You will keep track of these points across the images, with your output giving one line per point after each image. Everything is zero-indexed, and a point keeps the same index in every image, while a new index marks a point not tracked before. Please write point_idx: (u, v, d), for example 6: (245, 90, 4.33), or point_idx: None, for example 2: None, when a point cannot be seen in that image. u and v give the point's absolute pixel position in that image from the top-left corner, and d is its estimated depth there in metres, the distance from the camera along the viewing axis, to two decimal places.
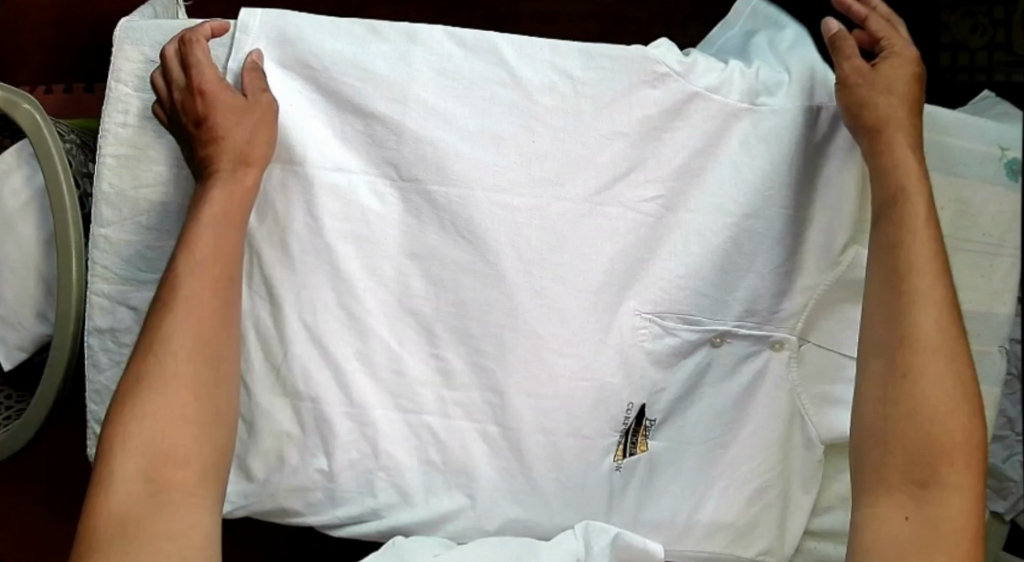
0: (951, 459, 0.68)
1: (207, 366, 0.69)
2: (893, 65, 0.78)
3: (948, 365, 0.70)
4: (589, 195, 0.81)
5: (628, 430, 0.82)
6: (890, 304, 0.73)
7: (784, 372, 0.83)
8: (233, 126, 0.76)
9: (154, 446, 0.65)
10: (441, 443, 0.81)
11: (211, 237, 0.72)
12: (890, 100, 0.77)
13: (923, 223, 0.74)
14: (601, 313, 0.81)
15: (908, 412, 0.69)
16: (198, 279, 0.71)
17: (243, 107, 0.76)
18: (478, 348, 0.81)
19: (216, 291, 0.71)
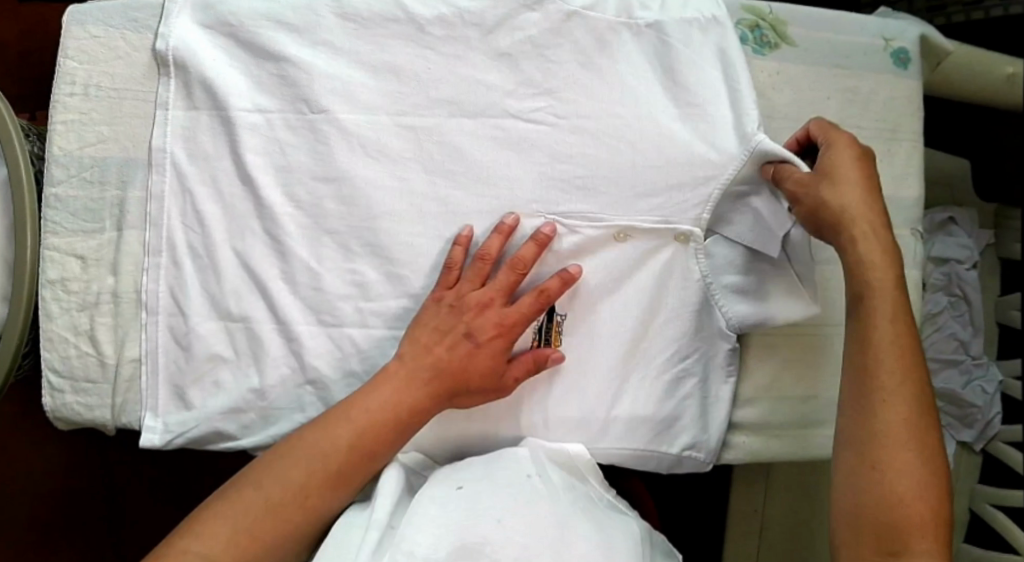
0: (903, 469, 0.72)
1: (308, 518, 0.77)
2: (841, 160, 0.80)
3: (919, 458, 0.73)
4: (482, 110, 0.86)
5: (541, 327, 0.85)
6: (860, 399, 0.76)
7: (688, 262, 0.85)
8: (464, 367, 0.81)
9: (251, 523, 0.75)
10: (361, 353, 0.86)
11: (372, 421, 0.79)
12: (841, 159, 0.80)
13: (888, 336, 0.77)
14: (502, 219, 0.85)
15: (877, 470, 0.73)
16: (347, 431, 0.79)
17: (479, 362, 0.82)
18: (392, 258, 0.85)
19: (359, 451, 0.79)
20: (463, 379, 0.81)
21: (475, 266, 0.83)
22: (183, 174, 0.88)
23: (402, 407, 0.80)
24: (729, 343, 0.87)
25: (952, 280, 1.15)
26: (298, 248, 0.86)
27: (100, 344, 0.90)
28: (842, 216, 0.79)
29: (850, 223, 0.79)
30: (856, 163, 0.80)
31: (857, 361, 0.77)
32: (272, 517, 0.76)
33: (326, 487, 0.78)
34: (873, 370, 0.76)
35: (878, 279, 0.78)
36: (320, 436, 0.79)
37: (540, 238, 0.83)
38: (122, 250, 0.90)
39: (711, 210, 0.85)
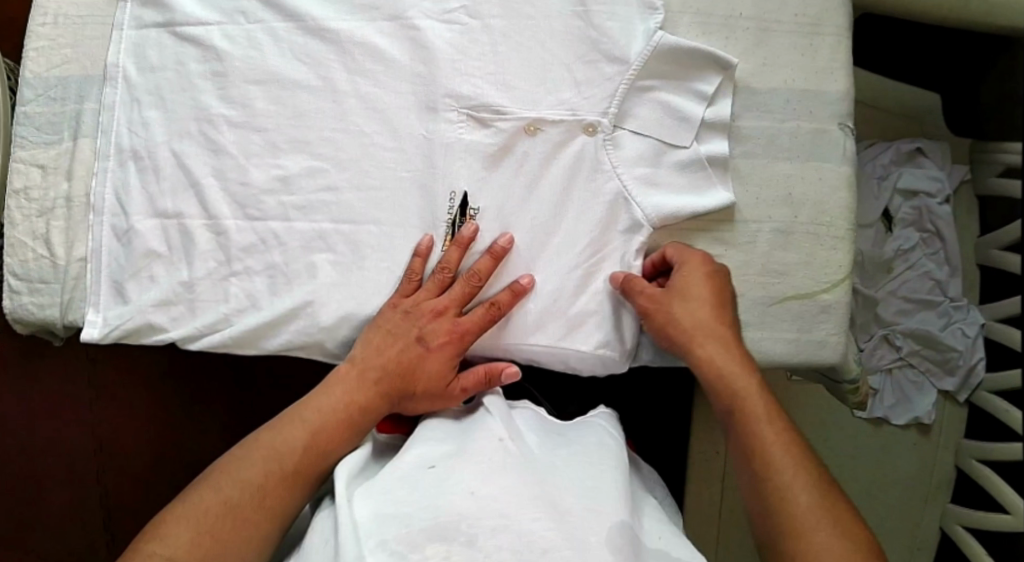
0: (804, 513, 0.70)
1: (257, 513, 0.74)
2: (681, 279, 0.81)
3: (813, 489, 0.71)
4: (399, 11, 0.87)
5: (453, 220, 0.85)
6: (744, 453, 0.75)
7: (598, 153, 0.84)
8: (416, 381, 0.82)
9: (200, 521, 0.73)
10: (284, 247, 0.88)
11: (315, 425, 0.79)
12: (687, 280, 0.81)
13: (750, 384, 0.77)
14: (418, 114, 0.86)
15: (787, 520, 0.70)
16: (296, 436, 0.78)
17: (435, 377, 0.82)
18: (315, 153, 0.87)
19: (309, 454, 0.77)
20: (416, 382, 0.82)
21: (437, 275, 0.83)
22: (132, 84, 0.93)
23: (355, 411, 0.80)
24: (642, 235, 0.84)
25: (924, 214, 1.09)
26: (227, 146, 0.89)
27: (53, 246, 0.96)
28: (684, 329, 0.80)
29: (698, 335, 0.79)
30: (691, 273, 0.81)
31: (745, 460, 0.75)
32: (227, 528, 0.73)
33: (280, 492, 0.76)
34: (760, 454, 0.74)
35: (745, 386, 0.77)
36: (267, 445, 0.78)
37: (492, 250, 0.83)
38: (76, 158, 0.95)
39: (618, 104, 0.84)
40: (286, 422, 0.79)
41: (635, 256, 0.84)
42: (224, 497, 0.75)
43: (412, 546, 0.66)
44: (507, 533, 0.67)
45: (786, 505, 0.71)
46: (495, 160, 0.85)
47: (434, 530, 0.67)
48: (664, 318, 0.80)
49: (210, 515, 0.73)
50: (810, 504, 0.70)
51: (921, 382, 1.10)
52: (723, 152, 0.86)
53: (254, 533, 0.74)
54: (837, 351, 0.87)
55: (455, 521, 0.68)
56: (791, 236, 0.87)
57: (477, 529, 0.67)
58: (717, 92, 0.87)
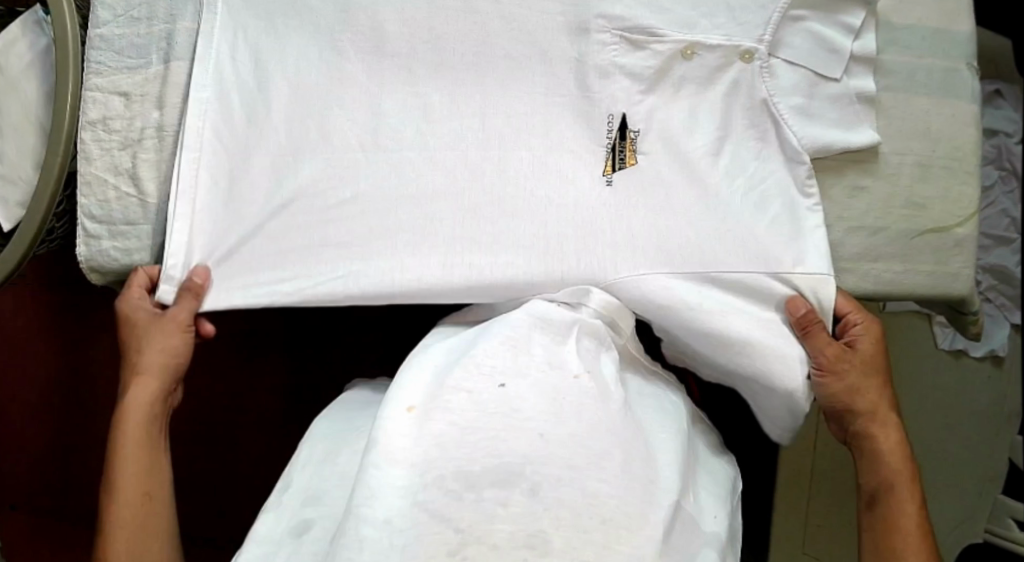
0: None
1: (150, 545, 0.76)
2: (859, 342, 0.82)
3: None
4: None
5: (614, 143, 0.82)
6: (881, 522, 0.79)
7: (756, 82, 0.82)
8: (149, 351, 0.81)
9: None
10: (421, 181, 0.82)
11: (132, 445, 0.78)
12: (861, 345, 0.82)
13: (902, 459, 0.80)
14: (565, 36, 0.81)
15: None
16: (129, 469, 0.77)
17: (164, 329, 0.81)
18: (456, 79, 0.82)
19: (145, 473, 0.78)
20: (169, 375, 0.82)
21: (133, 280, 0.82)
22: (230, 6, 0.83)
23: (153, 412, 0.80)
24: (805, 165, 0.82)
25: (1002, 154, 1.13)
26: (356, 74, 0.83)
27: (142, 182, 0.87)
28: (865, 398, 0.81)
29: (879, 409, 0.81)
30: (870, 334, 0.82)
31: (878, 522, 0.79)
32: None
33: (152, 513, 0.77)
34: (890, 526, 0.78)
35: (901, 466, 0.80)
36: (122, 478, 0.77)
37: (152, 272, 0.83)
38: (170, 83, 0.86)
39: (773, 33, 0.82)
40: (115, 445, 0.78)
41: (805, 185, 0.82)
42: (116, 541, 0.75)
43: (470, 485, 0.65)
44: (574, 489, 0.67)
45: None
46: (651, 87, 0.82)
47: (496, 472, 0.66)
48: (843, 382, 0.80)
49: None
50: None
51: (995, 315, 1.14)
52: (869, 89, 0.85)
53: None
54: (966, 283, 0.88)
55: (521, 464, 0.67)
56: (930, 169, 0.87)
57: (541, 476, 0.67)
58: (862, 26, 0.84)
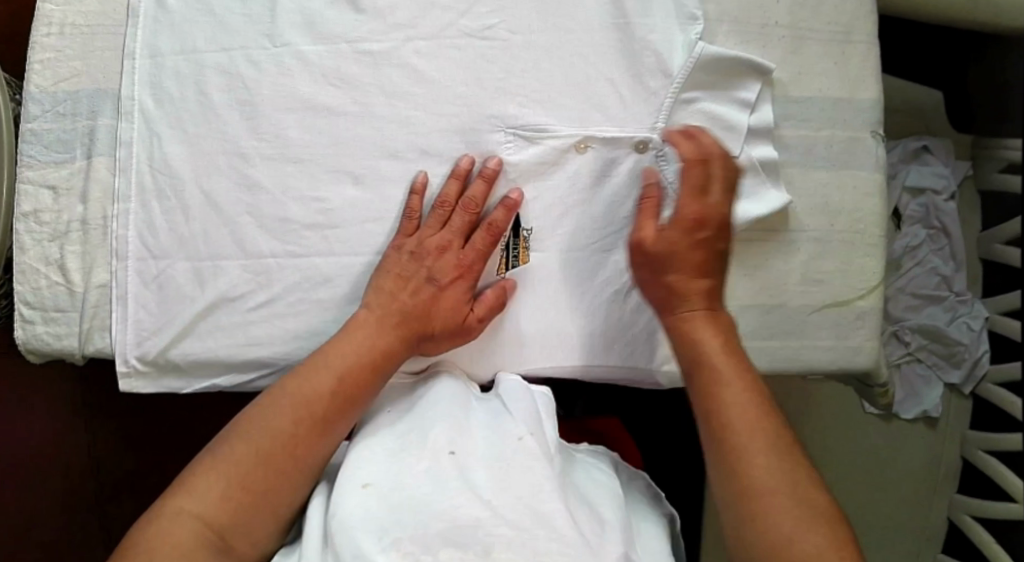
0: (772, 506, 0.66)
1: (285, 465, 0.74)
2: (677, 280, 0.76)
3: (788, 490, 0.67)
4: (438, 31, 0.86)
5: (508, 241, 0.85)
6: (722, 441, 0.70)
7: (653, 170, 0.85)
8: (428, 293, 0.82)
9: (228, 481, 0.73)
10: (327, 282, 0.86)
11: (341, 372, 0.78)
12: (678, 282, 0.77)
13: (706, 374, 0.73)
14: (457, 137, 0.86)
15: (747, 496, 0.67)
16: (317, 396, 0.77)
17: (450, 299, 0.82)
18: (357, 179, 0.86)
19: (327, 409, 0.77)
20: (432, 327, 0.82)
21: (459, 215, 0.83)
22: (148, 117, 0.90)
23: (373, 352, 0.79)
24: None
25: (931, 212, 1.12)
26: (263, 180, 0.87)
27: (69, 272, 0.92)
28: (698, 355, 0.74)
29: (649, 267, 0.78)
30: (699, 285, 0.76)
31: (729, 467, 0.69)
32: (264, 475, 0.74)
33: (314, 435, 0.76)
34: (745, 490, 0.67)
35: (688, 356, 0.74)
36: (300, 383, 0.77)
37: (493, 170, 0.83)
38: (91, 178, 0.92)
39: (665, 119, 0.85)
40: (307, 372, 0.78)
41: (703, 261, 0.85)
42: (257, 448, 0.74)
43: (426, 548, 0.66)
44: (522, 549, 0.66)
45: (773, 522, 0.65)
46: (547, 176, 0.85)
47: (450, 534, 0.67)
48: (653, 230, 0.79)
49: (231, 473, 0.73)
50: (796, 528, 0.65)
51: (928, 376, 1.15)
52: (772, 156, 0.85)
53: (282, 484, 0.74)
54: (870, 355, 0.89)
55: (472, 527, 0.67)
56: (828, 243, 0.88)
57: (492, 537, 0.67)
58: (759, 96, 0.86)
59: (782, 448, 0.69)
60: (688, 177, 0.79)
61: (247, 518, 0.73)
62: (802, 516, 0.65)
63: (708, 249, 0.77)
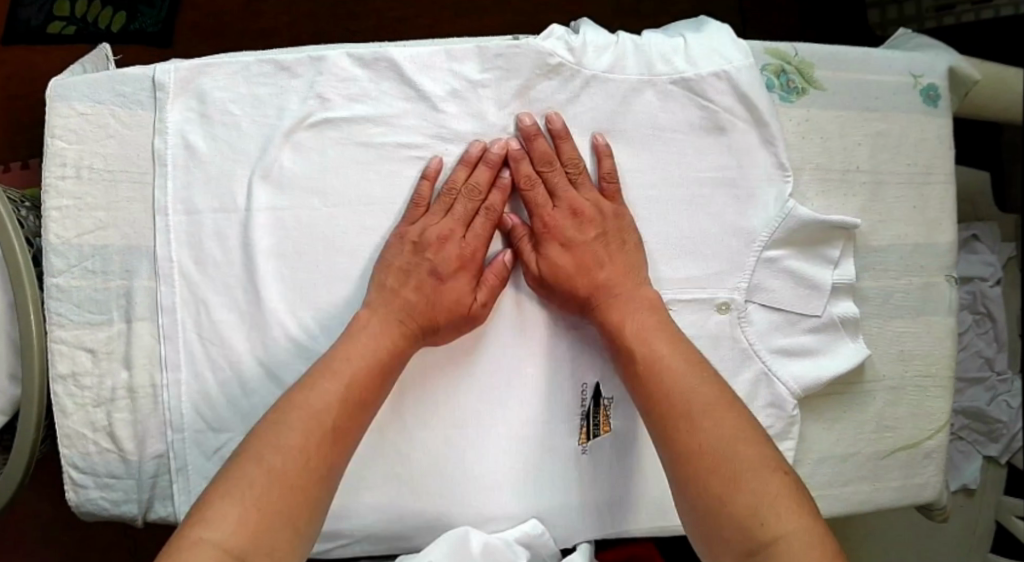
0: (739, 471, 0.67)
1: (303, 480, 0.68)
2: (584, 281, 0.79)
3: (746, 445, 0.68)
4: (505, 192, 0.83)
5: (588, 412, 0.83)
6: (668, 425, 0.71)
7: (735, 331, 0.82)
8: (454, 282, 0.80)
9: (252, 506, 0.65)
10: (403, 456, 0.83)
11: (334, 370, 0.74)
12: (597, 277, 0.79)
13: (671, 357, 0.74)
14: (531, 309, 0.84)
15: (711, 470, 0.68)
16: (327, 398, 0.72)
17: (435, 291, 0.79)
18: (425, 350, 0.83)
19: (335, 410, 0.72)
20: (442, 319, 0.80)
21: (465, 200, 0.81)
22: (191, 280, 0.86)
23: (376, 356, 0.76)
24: (791, 410, 0.82)
25: (977, 298, 1.15)
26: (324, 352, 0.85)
27: (120, 440, 0.87)
28: (626, 339, 0.76)
29: (578, 266, 0.79)
30: (605, 278, 0.79)
31: (683, 446, 0.70)
32: (282, 494, 0.67)
33: (330, 439, 0.71)
34: (696, 463, 0.68)
35: (637, 336, 0.76)
36: (318, 387, 0.73)
37: (604, 149, 0.81)
38: (134, 344, 0.87)
39: (749, 279, 0.82)
40: (311, 382, 0.73)
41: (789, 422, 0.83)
42: (273, 470, 0.67)
43: None
44: None
45: (742, 493, 0.66)
46: None
47: None
48: (547, 216, 0.80)
49: (253, 496, 0.66)
50: (764, 490, 0.66)
51: (968, 451, 1.17)
52: (854, 313, 0.83)
53: (303, 500, 0.68)
54: (936, 491, 0.89)
55: None
56: (903, 393, 0.87)
57: None
58: (841, 253, 0.83)
59: (737, 419, 0.70)
60: (549, 179, 0.81)
61: (276, 549, 0.65)
62: (771, 480, 0.66)
63: (609, 242, 0.80)
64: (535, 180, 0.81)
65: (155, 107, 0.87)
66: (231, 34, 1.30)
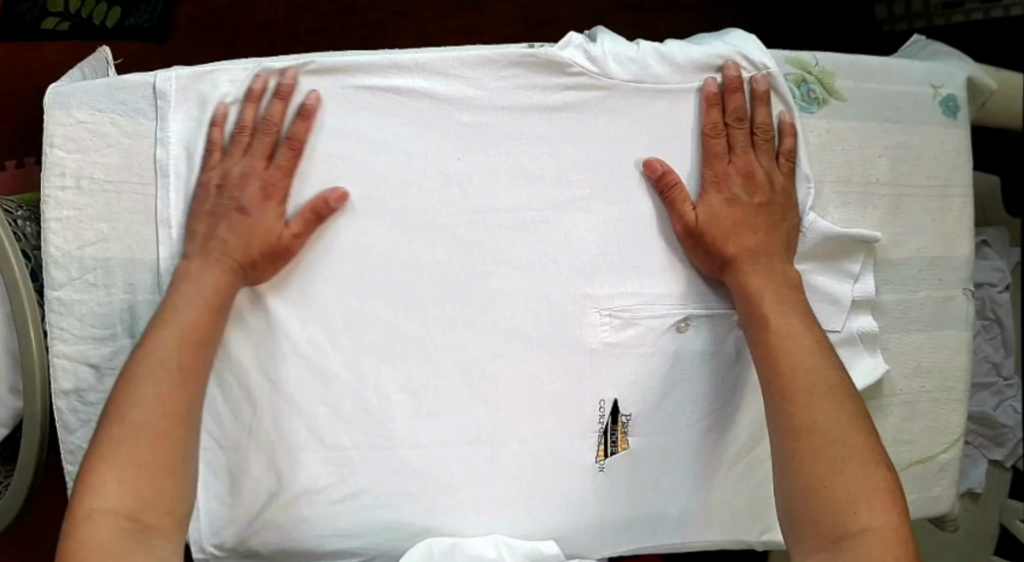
0: (841, 457, 0.69)
1: (171, 435, 0.72)
2: (741, 239, 0.77)
3: (853, 434, 0.70)
4: (521, 204, 0.81)
5: (605, 429, 0.81)
6: (782, 396, 0.72)
7: None
8: (272, 220, 0.80)
9: (130, 472, 0.70)
10: (416, 473, 0.82)
11: (180, 322, 0.76)
12: (748, 242, 0.77)
13: (795, 330, 0.74)
14: (545, 324, 0.80)
15: (815, 449, 0.70)
16: (168, 348, 0.74)
17: (247, 227, 0.79)
18: (440, 368, 0.81)
19: (182, 360, 0.75)
20: (249, 254, 0.79)
21: (258, 140, 0.80)
22: None
23: (209, 301, 0.77)
24: None
25: (986, 304, 1.13)
26: (335, 368, 0.82)
27: None
28: (757, 308, 0.75)
29: (738, 224, 0.78)
30: (757, 242, 0.77)
31: (798, 418, 0.71)
32: (154, 450, 0.71)
33: (185, 392, 0.74)
34: (803, 443, 0.70)
35: (765, 302, 0.76)
36: (156, 343, 0.74)
37: (789, 127, 0.80)
38: None
39: None
40: (152, 339, 0.75)
41: None
42: (135, 423, 0.71)
43: None
44: None
45: (842, 478, 0.68)
46: (646, 361, 0.80)
47: None
48: (718, 167, 0.79)
49: (132, 460, 0.70)
50: (861, 481, 0.68)
51: (971, 453, 1.15)
52: (872, 327, 0.83)
53: (173, 454, 0.72)
54: (948, 503, 0.89)
55: None
56: (919, 406, 0.86)
57: None
58: (862, 267, 0.83)
59: (842, 406, 0.71)
60: (732, 135, 0.79)
61: (154, 494, 0.70)
62: (867, 472, 0.68)
63: (771, 210, 0.78)
64: (720, 131, 0.79)
65: (156, 115, 0.84)
66: (232, 26, 1.26)
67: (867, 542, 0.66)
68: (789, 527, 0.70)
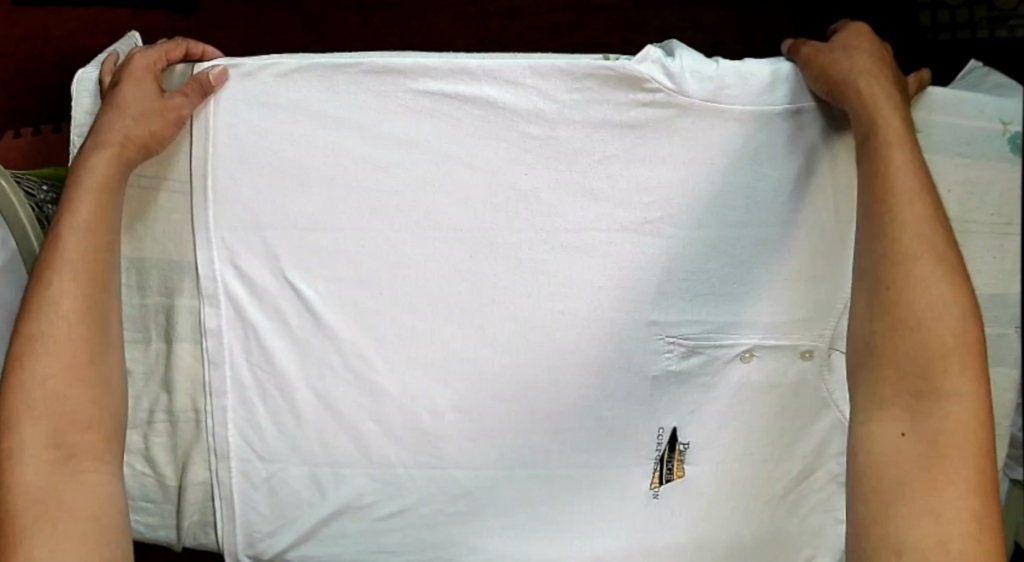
0: (940, 309, 0.64)
1: (83, 349, 0.68)
2: (867, 66, 0.72)
3: (954, 293, 0.65)
4: (588, 224, 0.78)
5: (662, 456, 0.80)
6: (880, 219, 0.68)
7: (817, 381, 0.80)
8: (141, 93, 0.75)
9: (48, 402, 0.66)
10: (466, 495, 0.80)
11: (83, 220, 0.71)
12: (876, 76, 0.72)
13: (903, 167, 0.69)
14: (606, 348, 0.79)
15: (909, 301, 0.65)
16: (73, 248, 0.70)
17: (129, 106, 0.75)
18: (497, 388, 0.79)
19: (89, 262, 0.70)
20: (136, 128, 0.74)
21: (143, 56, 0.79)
22: (238, 301, 0.79)
23: (105, 177, 0.73)
24: None
25: None
26: (387, 386, 0.80)
27: (159, 465, 0.82)
28: (873, 136, 0.70)
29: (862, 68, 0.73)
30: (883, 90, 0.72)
31: (896, 250, 0.67)
32: (67, 362, 0.67)
33: (88, 291, 0.70)
34: (900, 277, 0.66)
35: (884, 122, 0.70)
36: (60, 246, 0.70)
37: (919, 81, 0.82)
38: (175, 365, 0.81)
39: (836, 327, 0.79)
40: (52, 242, 0.70)
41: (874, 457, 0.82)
42: (44, 338, 0.67)
43: None
44: None
45: (938, 328, 0.64)
46: (707, 391, 0.80)
47: None
48: (860, 35, 0.75)
49: (48, 383, 0.67)
50: (954, 333, 0.64)
51: None
52: None
53: (87, 366, 0.68)
54: None
55: None
56: None
57: None
58: None
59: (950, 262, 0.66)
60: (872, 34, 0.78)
61: (75, 410, 0.67)
62: (965, 326, 0.64)
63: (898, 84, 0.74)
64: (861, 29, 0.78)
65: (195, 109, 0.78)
66: None
67: (951, 410, 0.62)
68: (863, 395, 0.66)
